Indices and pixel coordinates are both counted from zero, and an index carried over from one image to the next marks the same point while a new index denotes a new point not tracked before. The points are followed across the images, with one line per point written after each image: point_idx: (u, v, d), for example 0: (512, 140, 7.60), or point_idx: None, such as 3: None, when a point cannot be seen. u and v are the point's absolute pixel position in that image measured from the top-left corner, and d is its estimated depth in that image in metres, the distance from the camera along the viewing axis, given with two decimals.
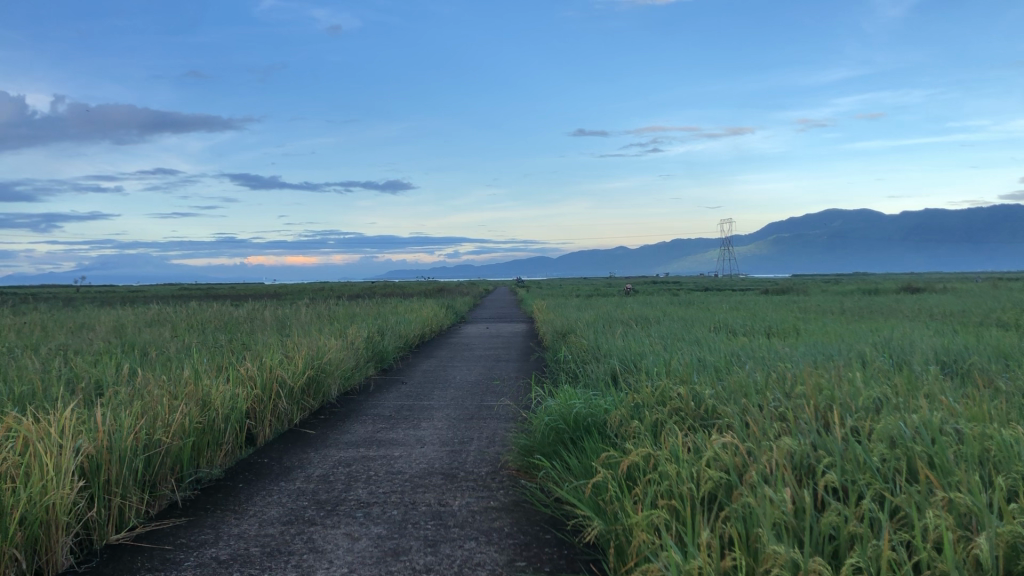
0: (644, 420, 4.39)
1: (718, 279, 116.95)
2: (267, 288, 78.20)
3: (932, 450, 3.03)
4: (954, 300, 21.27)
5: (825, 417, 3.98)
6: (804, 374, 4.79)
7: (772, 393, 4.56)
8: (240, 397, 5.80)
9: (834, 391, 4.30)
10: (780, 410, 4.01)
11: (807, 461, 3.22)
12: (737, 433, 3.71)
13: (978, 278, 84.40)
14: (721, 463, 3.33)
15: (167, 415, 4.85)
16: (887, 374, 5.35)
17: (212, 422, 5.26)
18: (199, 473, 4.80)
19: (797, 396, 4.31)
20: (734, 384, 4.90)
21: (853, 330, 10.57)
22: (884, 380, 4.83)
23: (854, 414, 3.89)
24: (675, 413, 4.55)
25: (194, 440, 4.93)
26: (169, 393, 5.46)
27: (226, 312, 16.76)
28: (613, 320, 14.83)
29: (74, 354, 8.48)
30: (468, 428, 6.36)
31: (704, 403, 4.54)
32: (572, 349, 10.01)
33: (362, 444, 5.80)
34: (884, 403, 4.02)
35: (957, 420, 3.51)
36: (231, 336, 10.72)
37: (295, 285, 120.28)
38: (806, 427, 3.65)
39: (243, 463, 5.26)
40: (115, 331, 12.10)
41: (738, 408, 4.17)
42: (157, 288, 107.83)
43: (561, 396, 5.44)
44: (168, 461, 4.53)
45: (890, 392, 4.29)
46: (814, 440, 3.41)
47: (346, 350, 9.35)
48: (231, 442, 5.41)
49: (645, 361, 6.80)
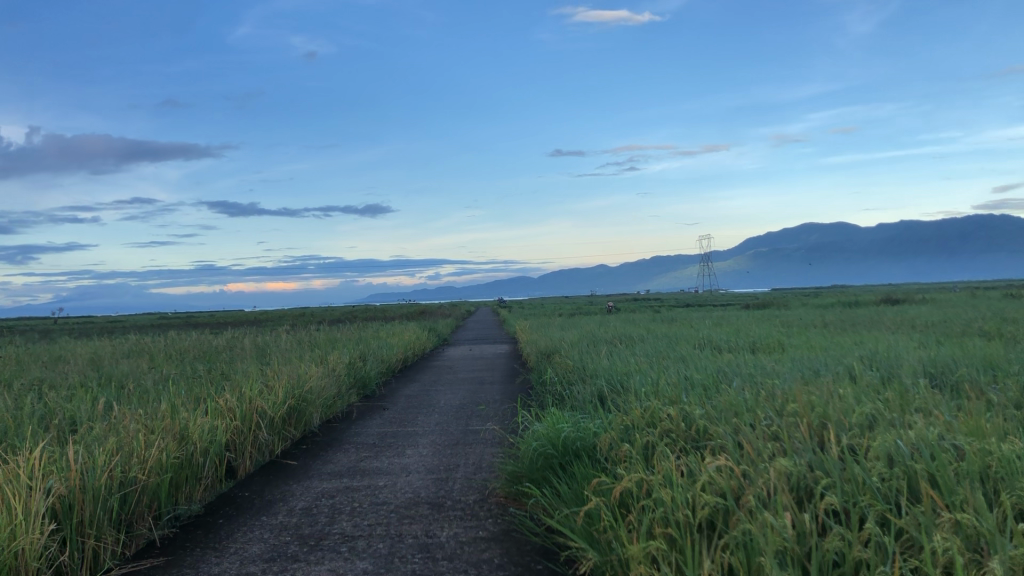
0: (635, 443, 4.35)
1: (698, 295, 117.51)
2: (247, 315, 77.79)
3: (933, 467, 3.01)
4: (935, 310, 21.40)
5: (819, 434, 3.96)
6: (795, 392, 4.76)
7: (764, 413, 4.53)
8: (219, 429, 5.72)
9: (826, 408, 4.28)
10: (772, 429, 3.98)
11: (804, 484, 3.19)
12: (731, 454, 3.68)
13: (958, 288, 85.08)
14: (717, 486, 3.30)
15: (143, 450, 4.76)
16: (875, 389, 5.34)
17: (190, 456, 5.17)
18: (178, 510, 4.71)
19: (788, 415, 4.28)
20: (724, 402, 4.87)
21: (838, 344, 10.58)
22: (875, 395, 4.81)
23: (848, 432, 3.87)
24: (665, 435, 4.52)
25: (172, 475, 4.85)
26: (146, 427, 5.37)
27: (205, 340, 16.58)
28: (597, 339, 14.78)
29: (49, 389, 8.34)
30: (454, 454, 6.30)
31: (695, 423, 4.51)
32: (557, 370, 9.94)
33: (345, 474, 5.72)
34: (877, 420, 4.01)
35: (955, 435, 3.49)
36: (209, 365, 10.58)
37: (275, 311, 119.66)
38: (801, 446, 3.63)
39: (224, 498, 5.17)
40: (91, 363, 11.93)
41: (729, 428, 4.14)
42: (135, 317, 106.97)
43: (549, 420, 5.38)
44: (145, 499, 4.45)
45: (882, 408, 4.27)
46: (811, 461, 3.39)
47: (328, 377, 9.26)
48: (210, 476, 5.33)
49: (632, 381, 6.75)
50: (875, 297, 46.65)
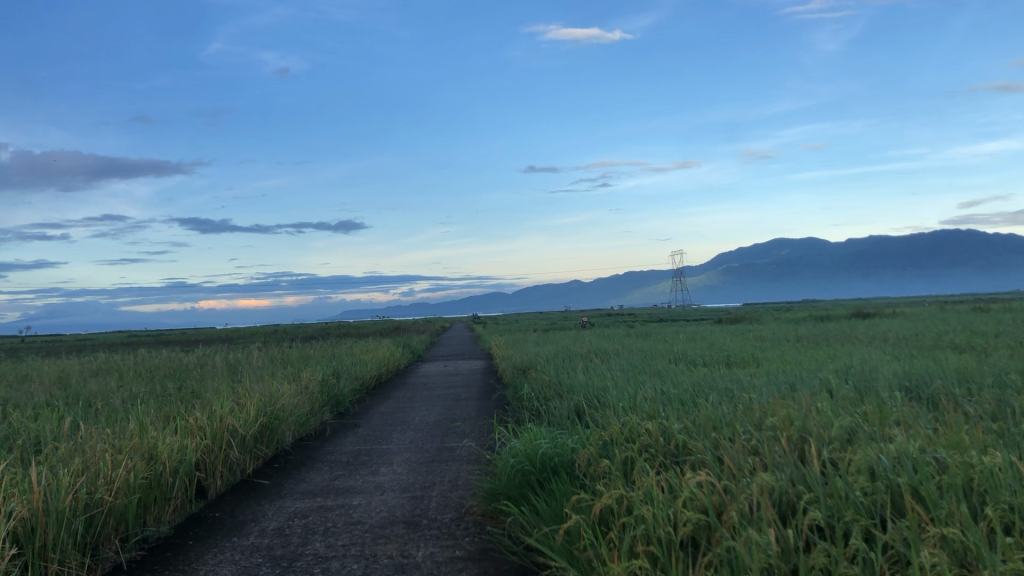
0: (614, 459, 4.33)
1: (672, 311, 118.19)
2: (218, 333, 77.02)
3: (916, 479, 3.02)
4: (906, 324, 21.62)
5: (799, 448, 3.96)
6: (774, 407, 4.76)
7: (744, 427, 4.53)
8: (189, 448, 5.64)
9: (805, 422, 4.29)
10: (752, 444, 3.98)
11: (787, 499, 3.19)
12: (712, 470, 3.68)
13: (926, 302, 86.18)
14: (699, 502, 3.29)
15: (110, 471, 4.68)
16: (853, 402, 5.36)
17: (159, 476, 5.09)
18: (146, 532, 4.60)
19: (767, 429, 4.28)
20: (703, 417, 4.86)
21: (813, 358, 10.63)
22: (853, 409, 4.83)
23: (828, 445, 3.88)
24: (645, 450, 4.50)
25: (141, 496, 4.77)
26: (113, 446, 5.28)
27: (175, 358, 16.35)
28: (573, 354, 14.77)
29: (14, 408, 8.18)
30: (429, 472, 6.25)
31: (674, 438, 4.50)
32: (533, 386, 9.90)
33: (319, 493, 5.65)
34: (857, 434, 4.01)
35: (937, 448, 3.50)
36: (180, 384, 10.44)
37: (247, 328, 118.73)
38: (782, 460, 3.63)
39: (193, 518, 5.09)
40: (58, 382, 11.70)
41: (709, 443, 4.14)
42: (104, 335, 105.76)
43: (526, 436, 5.35)
44: (111, 520, 4.36)
45: (861, 421, 4.29)
46: (792, 476, 3.39)
47: (300, 395, 9.17)
48: (179, 497, 5.25)
49: (609, 396, 6.73)
50: (844, 312, 47.16)
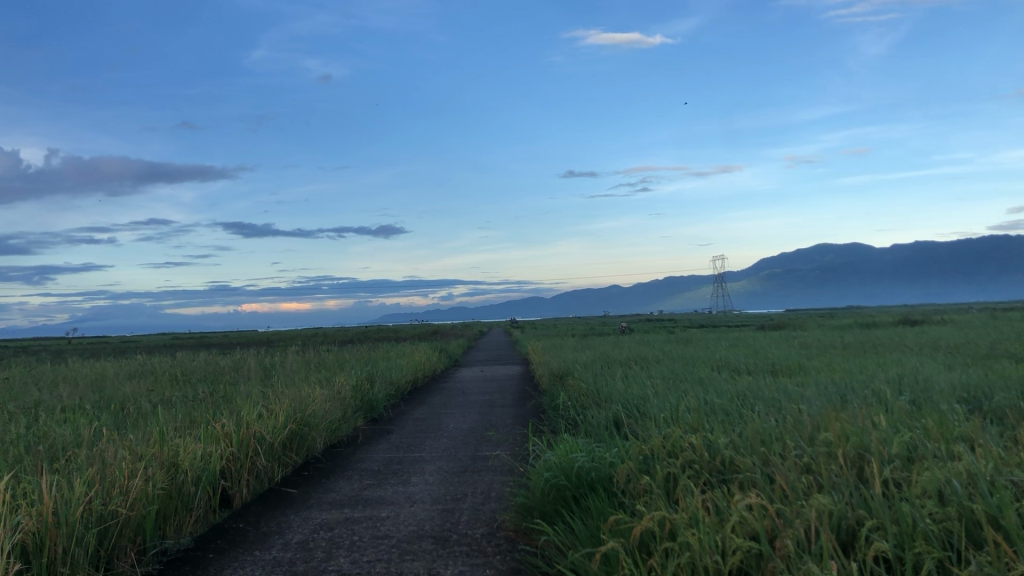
0: (656, 476, 4.23)
1: (712, 317, 117.19)
2: (259, 337, 77.96)
3: (992, 506, 2.88)
4: (956, 332, 21.17)
5: (856, 467, 3.83)
6: (826, 421, 4.62)
7: (795, 441, 4.40)
8: (212, 456, 5.65)
9: (862, 438, 4.15)
10: (804, 461, 3.86)
11: (846, 524, 3.07)
12: (763, 491, 3.55)
13: (973, 309, 84.54)
14: (748, 528, 3.17)
15: (126, 481, 4.69)
16: (911, 414, 5.20)
17: (179, 485, 5.08)
18: (164, 545, 4.59)
19: (820, 445, 4.15)
20: (751, 431, 4.73)
21: (861, 367, 10.40)
22: (911, 423, 4.66)
23: (889, 464, 3.73)
24: (688, 466, 4.39)
25: (159, 507, 4.77)
26: (134, 454, 5.30)
27: (211, 361, 16.46)
28: (611, 361, 14.66)
29: (48, 412, 8.28)
30: (461, 483, 6.18)
31: (720, 454, 4.38)
32: (570, 394, 9.81)
33: (346, 504, 5.60)
34: (919, 452, 3.86)
35: (1012, 470, 3.36)
36: (213, 387, 10.49)
37: (288, 332, 119.97)
38: (840, 481, 3.51)
39: (216, 530, 5.07)
40: (93, 385, 11.84)
41: (757, 461, 4.02)
42: (149, 337, 107.59)
43: (561, 448, 5.24)
44: (127, 532, 4.37)
45: (922, 437, 4.15)
46: (852, 499, 3.27)
47: (332, 400, 9.17)
48: (201, 507, 5.24)
49: (649, 406, 6.60)
50: (888, 318, 46.48)
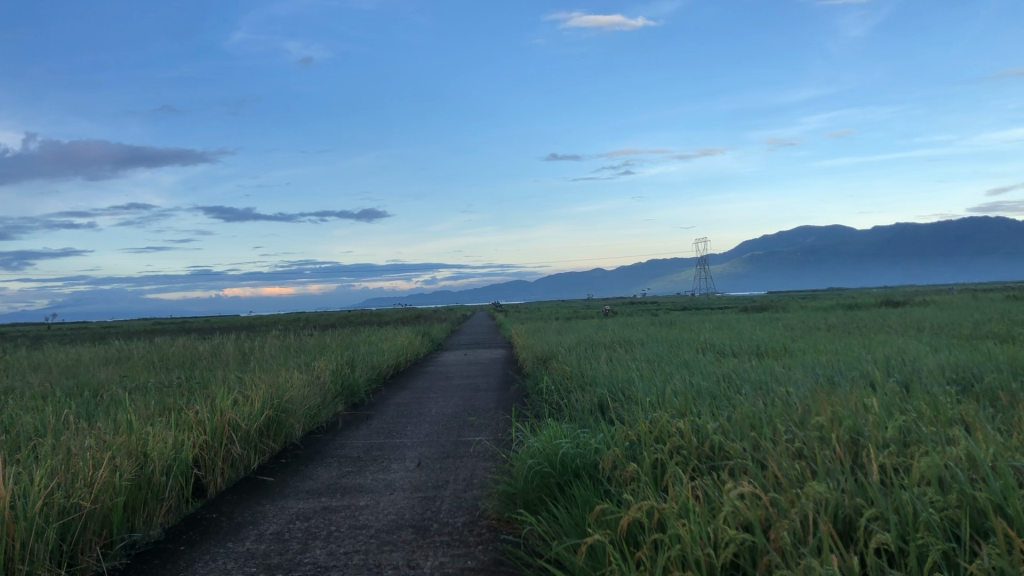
0: (643, 463, 4.20)
1: (695, 300, 117.64)
2: (241, 321, 77.65)
3: (996, 493, 2.87)
4: (938, 312, 21.37)
5: (851, 453, 3.82)
6: (817, 405, 4.60)
7: (786, 425, 4.39)
8: (184, 445, 5.59)
9: (856, 422, 4.13)
10: (796, 447, 3.84)
11: (843, 512, 3.05)
12: (756, 480, 3.53)
13: (952, 290, 85.34)
14: (741, 518, 3.14)
15: (91, 472, 4.63)
16: (901, 396, 5.20)
17: (148, 476, 5.02)
18: (133, 537, 4.52)
19: (812, 430, 4.14)
20: (740, 414, 4.72)
21: (846, 348, 10.43)
22: (903, 406, 4.66)
23: (885, 449, 3.72)
24: (676, 451, 4.36)
25: (127, 498, 4.71)
26: (102, 444, 5.23)
27: (188, 347, 16.30)
28: (595, 344, 14.68)
29: (21, 399, 8.19)
30: (443, 470, 6.14)
31: (709, 440, 4.35)
32: (555, 377, 9.78)
33: (325, 492, 5.56)
34: (916, 437, 3.85)
35: (1013, 454, 3.34)
36: (190, 373, 10.38)
37: (270, 317, 119.41)
38: (835, 468, 3.49)
39: (188, 520, 5.02)
40: (67, 372, 11.68)
41: (747, 447, 4.00)
42: (129, 321, 106.87)
43: (545, 434, 5.21)
44: (92, 526, 4.31)
45: (916, 419, 4.15)
46: (848, 487, 3.25)
47: (311, 385, 9.10)
48: (173, 497, 5.18)
49: (634, 389, 6.58)
50: (869, 300, 46.83)
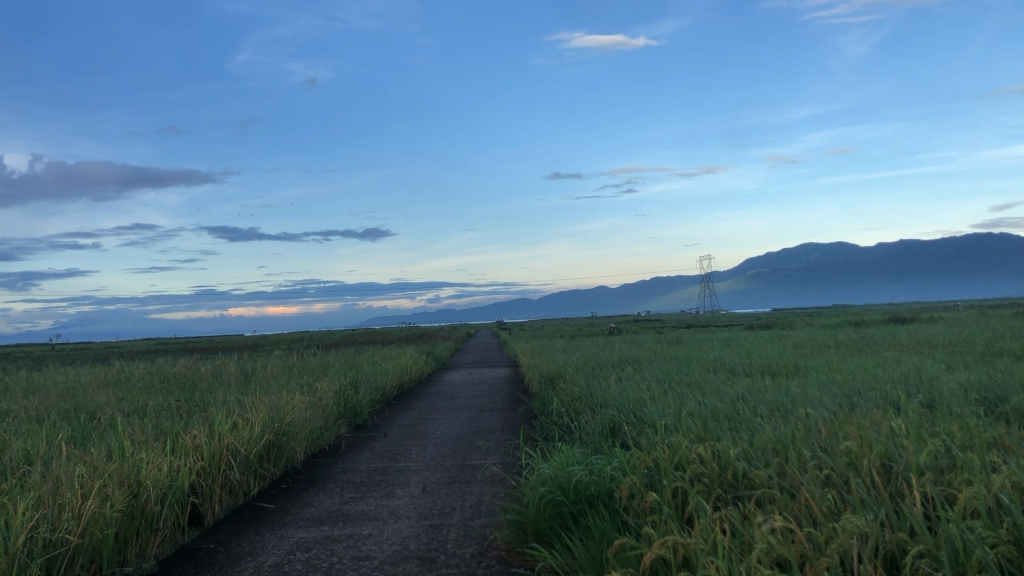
0: (664, 492, 4.12)
1: (699, 318, 117.54)
2: (245, 341, 77.63)
3: None
4: (947, 329, 21.34)
5: (885, 480, 3.75)
6: (841, 429, 4.53)
7: (812, 451, 4.31)
8: (180, 472, 5.53)
9: (886, 447, 4.06)
10: (825, 474, 3.77)
11: (885, 548, 2.98)
12: (788, 513, 3.45)
13: (957, 306, 85.21)
14: (775, 554, 3.06)
15: (78, 503, 4.58)
16: (922, 417, 5.13)
17: (142, 505, 4.95)
18: (125, 569, 4.45)
19: (840, 456, 4.07)
20: (761, 438, 4.64)
21: (858, 367, 10.34)
22: (931, 428, 4.59)
23: (919, 475, 3.65)
24: (697, 478, 4.28)
25: (119, 530, 4.65)
26: (92, 473, 5.17)
27: (189, 367, 16.19)
28: (603, 363, 14.63)
29: (18, 423, 8.14)
30: (450, 496, 6.06)
31: (731, 467, 4.27)
32: (563, 397, 9.71)
33: (327, 520, 5.48)
34: (950, 463, 3.77)
35: None
36: (189, 395, 10.29)
37: (273, 336, 119.37)
38: (871, 498, 3.43)
39: (183, 550, 4.95)
40: (65, 394, 11.60)
41: (773, 474, 3.93)
42: (133, 341, 106.92)
43: (556, 460, 5.12)
44: (78, 561, 4.25)
45: (950, 443, 4.08)
46: (888, 519, 3.18)
47: (313, 407, 9.03)
48: (168, 526, 5.10)
49: (647, 412, 6.50)
50: (873, 317, 46.81)
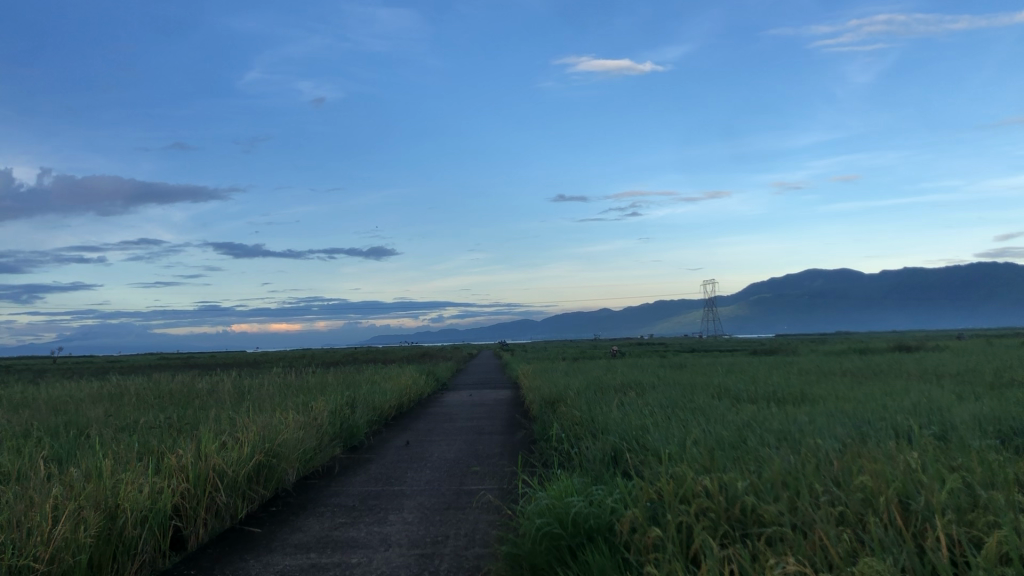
0: (669, 529, 4.03)
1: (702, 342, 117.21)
2: (246, 357, 77.52)
3: None
4: (954, 359, 21.18)
5: (903, 519, 3.68)
6: (854, 464, 4.45)
7: (823, 485, 4.24)
8: (161, 493, 5.46)
9: (903, 484, 3.98)
10: (839, 511, 3.69)
11: None
12: (802, 555, 3.37)
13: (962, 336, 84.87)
14: None
15: (49, 528, 4.53)
16: (938, 451, 5.04)
17: (120, 528, 4.88)
18: None
19: (855, 492, 4.00)
20: (769, 472, 4.55)
21: (866, 395, 10.19)
22: (950, 463, 4.51)
23: (940, 516, 3.57)
24: (703, 513, 4.20)
25: (92, 555, 4.59)
26: (69, 494, 5.11)
27: (185, 384, 16.08)
28: (604, 386, 14.47)
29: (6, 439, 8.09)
30: (445, 523, 5.97)
31: (739, 501, 4.19)
32: (563, 422, 9.60)
33: (314, 547, 5.39)
34: (972, 502, 3.69)
35: None
36: (182, 413, 10.21)
37: (275, 353, 119.28)
38: (890, 539, 3.35)
39: None
40: (56, 408, 11.50)
41: (784, 510, 3.85)
42: (134, 355, 106.81)
43: (555, 490, 5.02)
44: None
45: (971, 480, 4.00)
46: (909, 564, 3.10)
47: (308, 427, 8.95)
48: (147, 550, 5.04)
49: (650, 439, 6.41)
50: (877, 344, 46.62)
